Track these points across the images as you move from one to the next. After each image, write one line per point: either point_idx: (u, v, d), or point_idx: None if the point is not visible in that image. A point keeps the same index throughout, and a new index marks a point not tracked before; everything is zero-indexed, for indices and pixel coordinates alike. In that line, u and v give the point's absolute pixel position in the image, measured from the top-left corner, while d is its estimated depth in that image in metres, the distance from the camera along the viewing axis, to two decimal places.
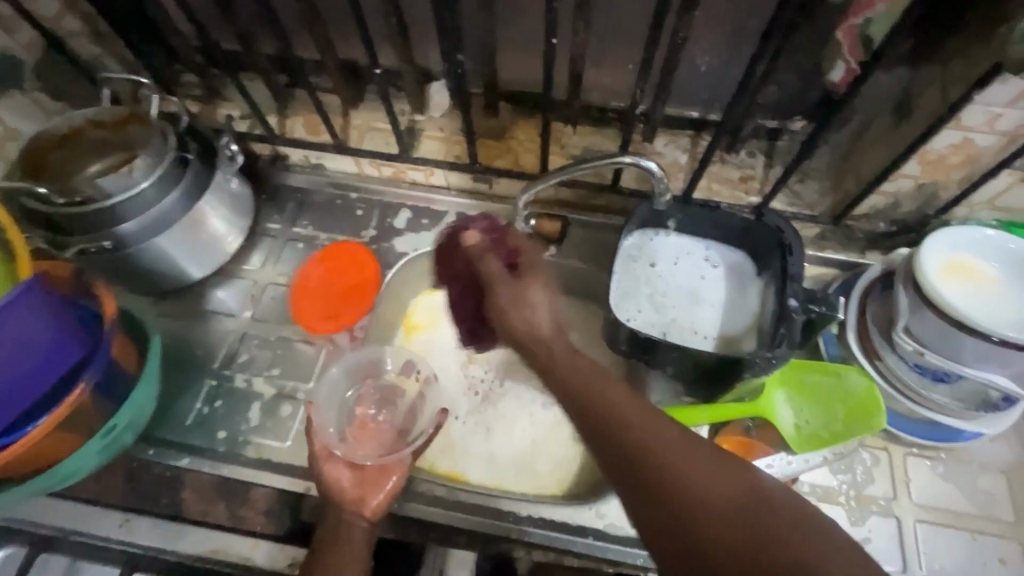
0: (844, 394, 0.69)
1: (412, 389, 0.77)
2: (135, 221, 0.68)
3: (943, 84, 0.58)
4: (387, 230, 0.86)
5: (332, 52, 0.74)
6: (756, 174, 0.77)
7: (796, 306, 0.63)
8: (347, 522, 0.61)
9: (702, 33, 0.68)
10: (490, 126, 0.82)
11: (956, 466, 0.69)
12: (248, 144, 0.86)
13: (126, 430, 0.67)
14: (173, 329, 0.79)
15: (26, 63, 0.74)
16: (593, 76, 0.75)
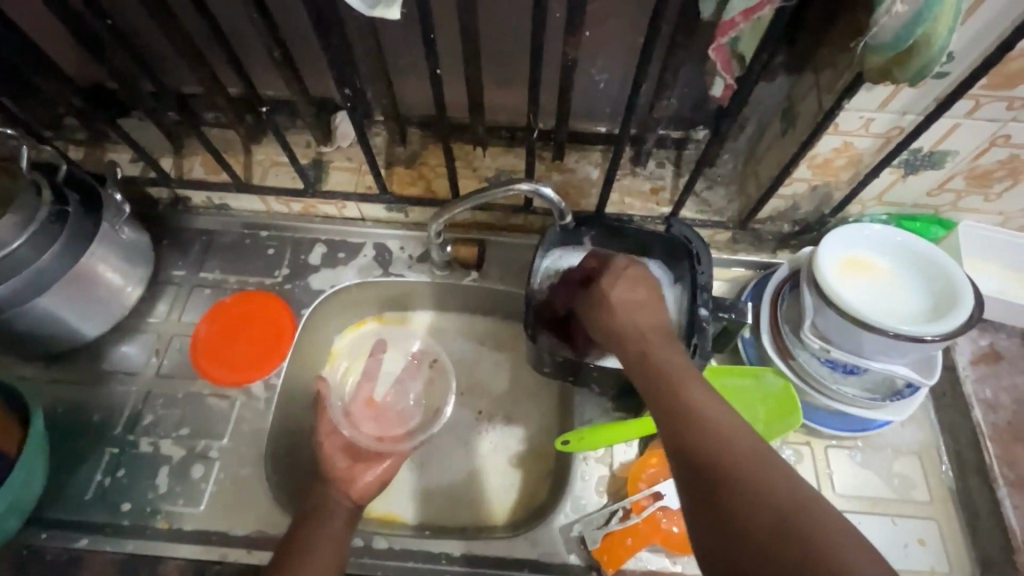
0: (764, 395, 0.70)
1: (422, 373, 0.82)
2: (6, 284, 0.62)
3: (819, 92, 0.60)
4: (301, 267, 0.82)
5: (220, 89, 0.71)
6: (666, 185, 0.78)
7: (707, 315, 0.65)
8: (336, 499, 0.64)
9: (595, 52, 0.69)
10: (399, 153, 0.80)
11: (873, 453, 0.72)
12: (143, 188, 0.81)
13: (9, 516, 0.61)
14: (69, 395, 0.73)
15: None
16: (496, 98, 0.74)
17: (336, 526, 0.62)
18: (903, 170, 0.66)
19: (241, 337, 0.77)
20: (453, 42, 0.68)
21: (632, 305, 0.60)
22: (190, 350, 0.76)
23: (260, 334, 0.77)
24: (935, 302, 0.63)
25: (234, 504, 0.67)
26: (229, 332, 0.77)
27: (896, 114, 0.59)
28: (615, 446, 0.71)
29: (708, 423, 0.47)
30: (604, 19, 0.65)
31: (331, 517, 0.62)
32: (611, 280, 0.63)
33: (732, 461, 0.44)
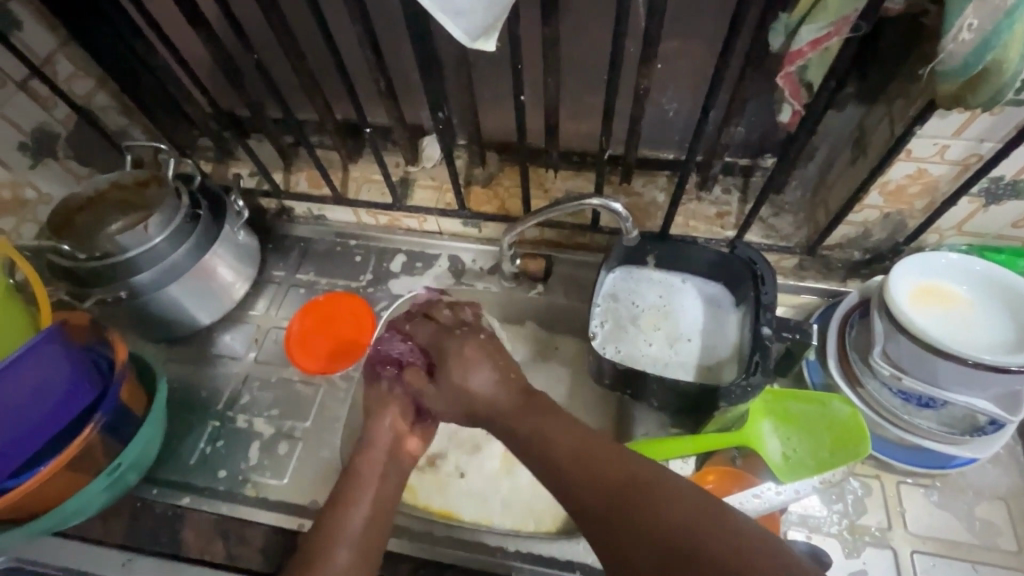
0: (829, 421, 0.69)
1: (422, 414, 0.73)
2: (148, 272, 0.74)
3: (892, 119, 0.61)
4: (383, 274, 0.90)
5: (330, 112, 0.81)
6: (731, 210, 0.81)
7: (770, 334, 0.65)
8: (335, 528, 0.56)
9: (666, 82, 0.73)
10: (478, 173, 0.87)
11: (951, 494, 0.68)
12: (256, 199, 0.93)
13: (131, 469, 0.70)
14: (182, 374, 0.83)
15: (60, 135, 0.81)
16: (570, 124, 0.81)
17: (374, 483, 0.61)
18: (984, 199, 0.65)
19: (330, 333, 0.85)
20: (534, 74, 0.75)
21: (481, 367, 0.63)
22: (283, 342, 0.85)
23: (342, 336, 0.85)
24: (1018, 336, 0.61)
25: (313, 481, 0.74)
26: (315, 333, 0.85)
27: (973, 142, 0.59)
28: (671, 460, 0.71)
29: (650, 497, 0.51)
30: (677, 53, 0.70)
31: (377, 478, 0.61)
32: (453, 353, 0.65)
33: (675, 520, 0.48)
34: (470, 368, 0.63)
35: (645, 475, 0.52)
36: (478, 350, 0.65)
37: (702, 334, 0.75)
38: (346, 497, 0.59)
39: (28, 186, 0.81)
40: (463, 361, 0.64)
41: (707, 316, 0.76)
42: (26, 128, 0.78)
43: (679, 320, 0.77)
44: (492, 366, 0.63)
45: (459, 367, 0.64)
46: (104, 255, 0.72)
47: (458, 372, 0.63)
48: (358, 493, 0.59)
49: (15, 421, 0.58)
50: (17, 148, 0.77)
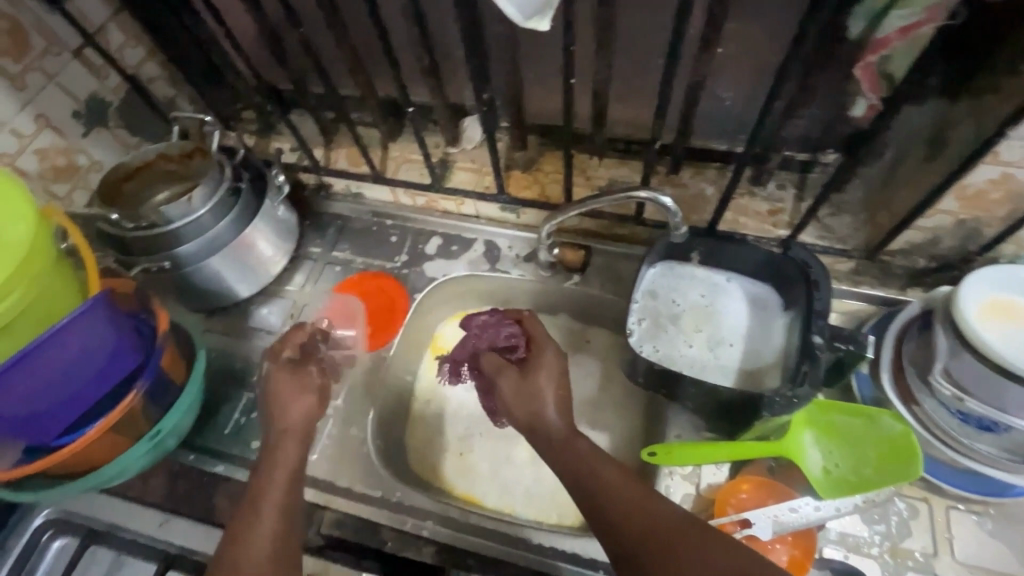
0: (876, 437, 0.65)
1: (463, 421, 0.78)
2: (191, 244, 0.75)
3: (978, 118, 0.56)
4: (418, 255, 0.90)
5: (372, 89, 0.80)
6: (785, 208, 0.76)
7: (822, 344, 0.61)
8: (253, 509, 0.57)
9: (726, 68, 0.69)
10: (518, 157, 0.85)
11: (1006, 524, 0.64)
12: (296, 174, 0.93)
13: (169, 436, 0.72)
14: (220, 345, 0.85)
15: (112, 104, 0.83)
16: (618, 110, 0.77)
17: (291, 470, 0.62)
18: None
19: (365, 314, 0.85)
20: (583, 56, 0.71)
21: (548, 390, 0.62)
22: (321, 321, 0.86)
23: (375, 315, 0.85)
24: None
25: (342, 459, 0.76)
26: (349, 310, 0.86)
27: None
28: (704, 466, 0.69)
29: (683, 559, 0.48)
30: (742, 36, 0.65)
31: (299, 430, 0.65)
32: (538, 366, 0.64)
33: None
34: (543, 386, 0.63)
35: (681, 536, 0.49)
36: (546, 372, 0.63)
37: (745, 338, 0.72)
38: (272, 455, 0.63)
39: (80, 153, 0.81)
40: (535, 383, 0.63)
41: (752, 319, 0.73)
42: (81, 96, 0.79)
43: (721, 322, 0.73)
44: (556, 387, 0.63)
45: (529, 390, 0.63)
46: (150, 225, 0.73)
47: (524, 398, 0.63)
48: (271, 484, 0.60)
49: (62, 385, 0.60)
50: (71, 116, 0.79)
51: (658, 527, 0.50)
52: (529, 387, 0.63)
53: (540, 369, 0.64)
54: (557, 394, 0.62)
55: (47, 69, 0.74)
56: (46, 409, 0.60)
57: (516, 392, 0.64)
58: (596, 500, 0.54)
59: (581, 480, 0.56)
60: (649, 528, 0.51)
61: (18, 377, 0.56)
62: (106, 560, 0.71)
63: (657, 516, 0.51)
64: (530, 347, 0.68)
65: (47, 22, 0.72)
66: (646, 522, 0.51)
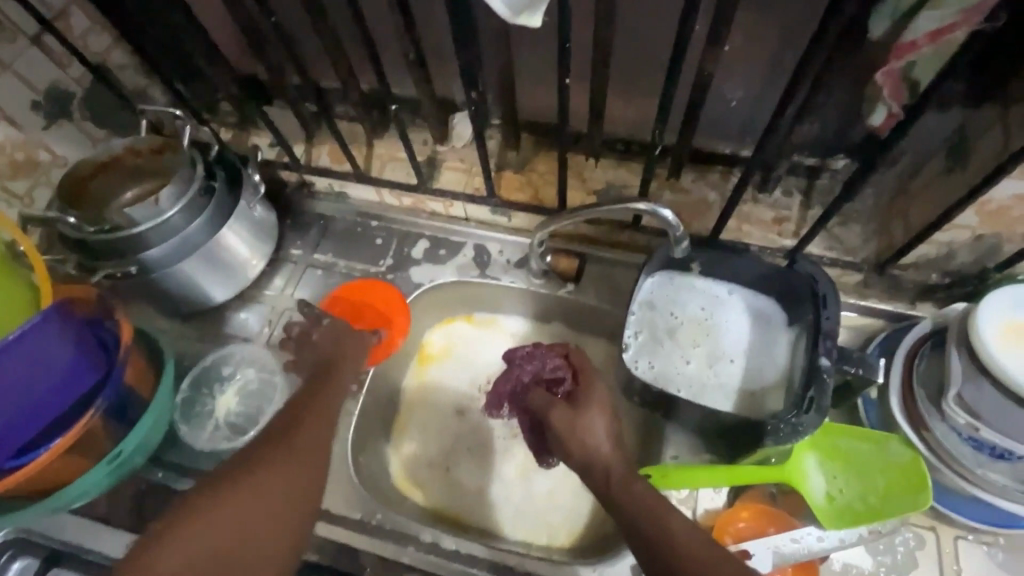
0: (885, 465, 0.62)
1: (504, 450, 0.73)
2: (160, 247, 0.70)
3: (1006, 128, 0.51)
4: (404, 259, 0.85)
5: (355, 83, 0.75)
6: (792, 216, 0.72)
7: (829, 367, 0.58)
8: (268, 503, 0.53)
9: (733, 67, 0.64)
10: (511, 157, 0.80)
11: (1018, 555, 0.61)
12: (276, 171, 0.88)
13: (135, 454, 0.67)
14: (194, 352, 0.81)
15: (75, 94, 0.77)
16: (616, 108, 0.72)
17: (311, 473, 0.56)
18: None
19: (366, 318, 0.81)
20: (581, 52, 0.67)
21: (600, 426, 0.58)
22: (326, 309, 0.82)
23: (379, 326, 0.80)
24: None
25: None
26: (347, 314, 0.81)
27: None
28: (702, 489, 0.65)
29: None
30: (751, 33, 0.60)
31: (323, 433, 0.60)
32: (590, 400, 0.60)
33: None
34: (595, 422, 0.58)
35: None
36: (600, 407, 0.59)
37: (747, 355, 0.68)
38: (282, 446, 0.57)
39: (41, 149, 0.78)
40: (588, 418, 0.58)
41: (755, 334, 0.69)
42: (40, 86, 0.73)
43: (722, 337, 0.69)
44: (608, 423, 0.58)
45: (582, 425, 0.58)
46: (113, 229, 0.68)
47: (579, 436, 0.57)
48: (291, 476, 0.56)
49: None
50: (30, 107, 0.75)
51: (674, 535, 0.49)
52: (580, 422, 0.58)
53: (592, 405, 0.59)
54: (609, 430, 0.58)
55: None
56: None
57: (570, 428, 0.58)
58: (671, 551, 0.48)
59: (604, 487, 0.54)
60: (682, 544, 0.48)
61: None
62: None
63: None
64: (581, 382, 0.63)
65: None
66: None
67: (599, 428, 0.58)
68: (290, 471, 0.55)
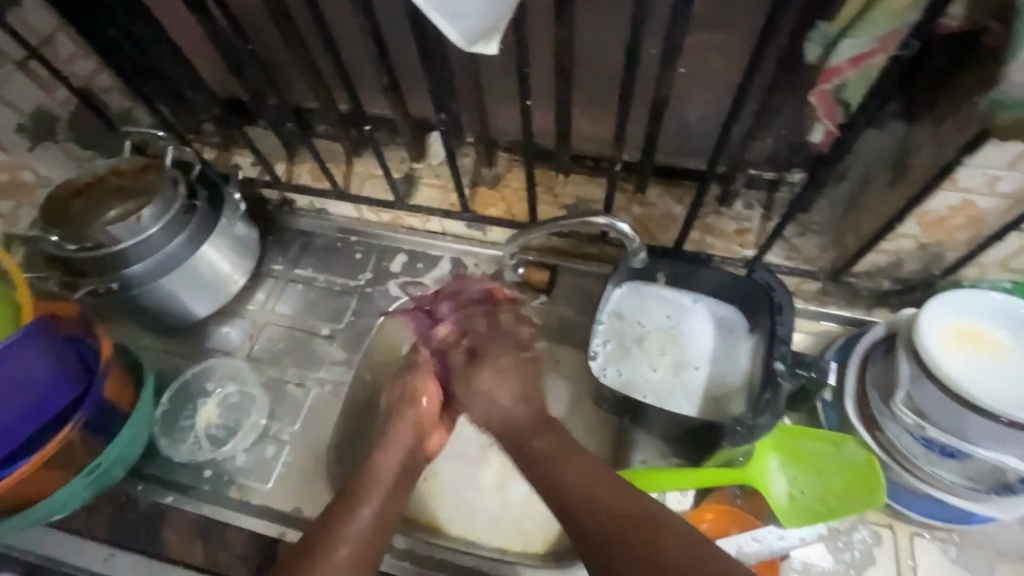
0: (843, 465, 0.65)
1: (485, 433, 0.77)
2: (141, 265, 0.72)
3: (937, 144, 0.55)
4: (382, 273, 0.87)
5: (332, 104, 0.78)
6: (752, 227, 0.75)
7: (784, 371, 0.60)
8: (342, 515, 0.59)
9: (690, 88, 0.68)
10: (485, 174, 0.83)
11: (970, 551, 0.64)
12: (258, 189, 0.91)
13: (115, 467, 0.68)
14: (175, 367, 0.82)
15: (60, 117, 0.80)
16: (583, 127, 0.76)
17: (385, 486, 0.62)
18: None
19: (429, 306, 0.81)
20: (546, 74, 0.70)
21: (500, 393, 0.62)
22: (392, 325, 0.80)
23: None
24: None
25: (299, 488, 0.73)
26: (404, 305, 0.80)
27: None
28: (668, 492, 0.67)
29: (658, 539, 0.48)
30: (705, 57, 0.64)
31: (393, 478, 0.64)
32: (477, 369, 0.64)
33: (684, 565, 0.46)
34: (500, 386, 0.62)
35: (656, 518, 0.50)
36: (495, 370, 0.64)
37: (711, 361, 0.71)
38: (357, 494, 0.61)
39: (26, 169, 0.79)
40: (482, 384, 0.63)
41: (718, 340, 0.72)
42: (25, 109, 0.76)
43: (686, 344, 0.72)
44: (520, 387, 0.62)
45: (485, 393, 0.62)
46: (96, 246, 0.70)
47: (481, 400, 0.62)
48: (372, 490, 0.61)
49: None
50: (15, 130, 0.76)
51: (626, 499, 0.51)
52: (484, 391, 0.62)
53: (488, 370, 0.64)
54: (521, 395, 0.62)
55: None
56: None
57: (472, 393, 0.63)
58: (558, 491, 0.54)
59: (541, 464, 0.57)
60: (605, 504, 0.51)
61: None
62: None
63: (629, 504, 0.51)
64: (485, 348, 0.67)
65: None
66: (612, 502, 0.52)
67: (486, 391, 0.63)
68: (376, 494, 0.61)
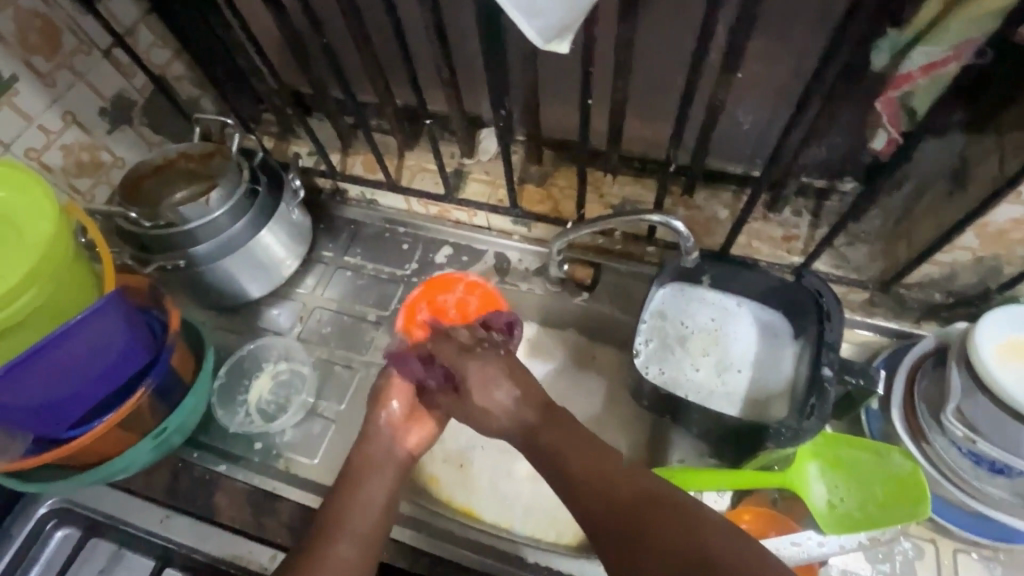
0: (884, 474, 0.64)
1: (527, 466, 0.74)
2: (205, 244, 0.76)
3: (1001, 155, 0.55)
4: (429, 264, 0.90)
5: (390, 98, 0.81)
6: (800, 234, 0.76)
7: (831, 376, 0.60)
8: (344, 504, 0.58)
9: (747, 92, 0.68)
10: (533, 171, 0.85)
11: (1016, 570, 0.63)
12: (313, 178, 0.94)
13: (175, 434, 0.72)
14: (231, 344, 0.86)
15: (137, 103, 0.85)
16: (634, 129, 0.77)
17: (383, 473, 0.62)
18: None
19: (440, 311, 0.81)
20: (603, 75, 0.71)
21: (496, 386, 0.61)
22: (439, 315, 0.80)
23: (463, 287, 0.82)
24: None
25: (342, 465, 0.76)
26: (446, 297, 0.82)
27: None
28: (706, 492, 0.68)
29: (654, 522, 0.46)
30: (765, 62, 0.64)
31: (385, 466, 0.63)
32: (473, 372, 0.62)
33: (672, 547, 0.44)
34: (488, 378, 0.61)
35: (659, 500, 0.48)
36: (497, 362, 0.63)
37: (754, 365, 0.71)
38: (349, 484, 0.61)
39: (104, 150, 0.83)
40: (486, 373, 0.62)
41: (762, 345, 0.72)
42: (107, 94, 0.80)
43: (729, 347, 0.73)
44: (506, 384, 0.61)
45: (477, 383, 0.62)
46: (167, 225, 0.74)
47: (476, 401, 0.61)
48: (363, 481, 0.61)
49: (72, 376, 0.60)
50: (97, 112, 0.80)
51: (637, 486, 0.49)
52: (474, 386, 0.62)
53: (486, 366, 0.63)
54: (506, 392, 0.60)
55: (76, 68, 0.76)
56: (50, 403, 0.60)
57: (467, 397, 0.62)
58: (555, 463, 0.54)
59: (555, 452, 0.54)
60: (602, 497, 0.50)
61: (54, 350, 0.56)
62: (105, 553, 0.72)
63: (621, 487, 0.49)
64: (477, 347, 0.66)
65: (78, 21, 0.74)
66: (611, 472, 0.51)
67: (492, 396, 0.60)
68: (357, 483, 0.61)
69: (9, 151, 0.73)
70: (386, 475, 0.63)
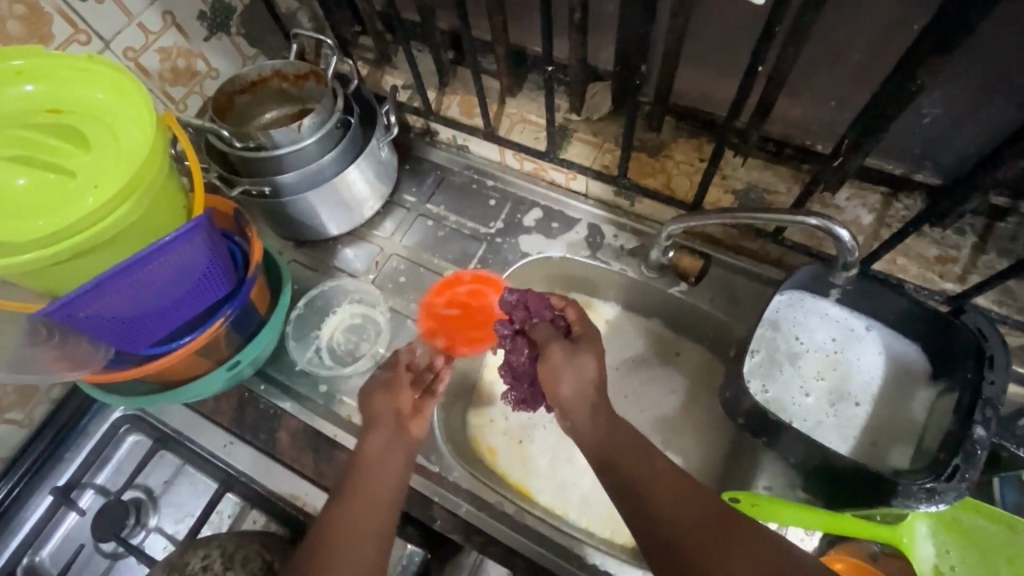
0: (1016, 552, 0.56)
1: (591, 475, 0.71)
2: (292, 173, 0.71)
3: None
4: (514, 225, 0.83)
5: (505, 36, 0.72)
6: (959, 257, 0.64)
7: (984, 438, 0.51)
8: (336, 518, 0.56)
9: (945, 80, 0.55)
10: (648, 140, 0.76)
11: None
12: (404, 114, 0.87)
13: (247, 366, 0.72)
14: (305, 279, 0.83)
15: (235, 10, 0.79)
16: (784, 106, 0.65)
17: (380, 482, 0.60)
18: None
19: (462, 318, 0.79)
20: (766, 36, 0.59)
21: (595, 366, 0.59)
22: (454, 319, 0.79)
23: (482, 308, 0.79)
24: None
25: None
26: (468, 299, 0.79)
27: None
28: (792, 529, 0.61)
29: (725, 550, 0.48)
30: (978, 46, 0.51)
31: (380, 483, 0.60)
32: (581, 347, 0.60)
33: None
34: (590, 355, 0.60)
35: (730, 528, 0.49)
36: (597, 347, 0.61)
37: (875, 400, 0.63)
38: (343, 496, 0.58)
39: (200, 58, 0.78)
40: (584, 358, 0.60)
41: (888, 380, 0.63)
42: None
43: (847, 374, 0.64)
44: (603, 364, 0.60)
45: (578, 365, 0.59)
46: (258, 147, 0.70)
47: (571, 370, 0.59)
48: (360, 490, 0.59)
49: (156, 299, 0.59)
50: (197, 16, 0.75)
51: (710, 513, 0.50)
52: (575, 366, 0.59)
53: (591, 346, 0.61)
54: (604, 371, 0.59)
55: None
56: (134, 323, 0.59)
57: (567, 361, 0.59)
58: (633, 476, 0.54)
59: (632, 456, 0.55)
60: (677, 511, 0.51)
61: (142, 273, 0.55)
62: (171, 466, 0.74)
63: (699, 509, 0.51)
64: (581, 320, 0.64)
65: None
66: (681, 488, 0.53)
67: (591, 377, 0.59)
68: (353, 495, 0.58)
69: (108, 49, 0.69)
70: (375, 488, 0.59)
